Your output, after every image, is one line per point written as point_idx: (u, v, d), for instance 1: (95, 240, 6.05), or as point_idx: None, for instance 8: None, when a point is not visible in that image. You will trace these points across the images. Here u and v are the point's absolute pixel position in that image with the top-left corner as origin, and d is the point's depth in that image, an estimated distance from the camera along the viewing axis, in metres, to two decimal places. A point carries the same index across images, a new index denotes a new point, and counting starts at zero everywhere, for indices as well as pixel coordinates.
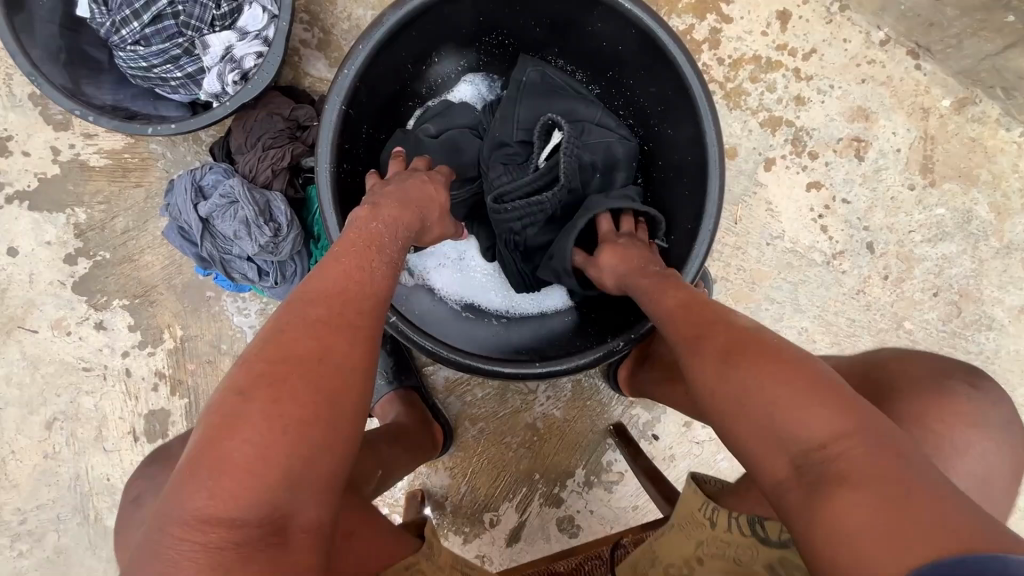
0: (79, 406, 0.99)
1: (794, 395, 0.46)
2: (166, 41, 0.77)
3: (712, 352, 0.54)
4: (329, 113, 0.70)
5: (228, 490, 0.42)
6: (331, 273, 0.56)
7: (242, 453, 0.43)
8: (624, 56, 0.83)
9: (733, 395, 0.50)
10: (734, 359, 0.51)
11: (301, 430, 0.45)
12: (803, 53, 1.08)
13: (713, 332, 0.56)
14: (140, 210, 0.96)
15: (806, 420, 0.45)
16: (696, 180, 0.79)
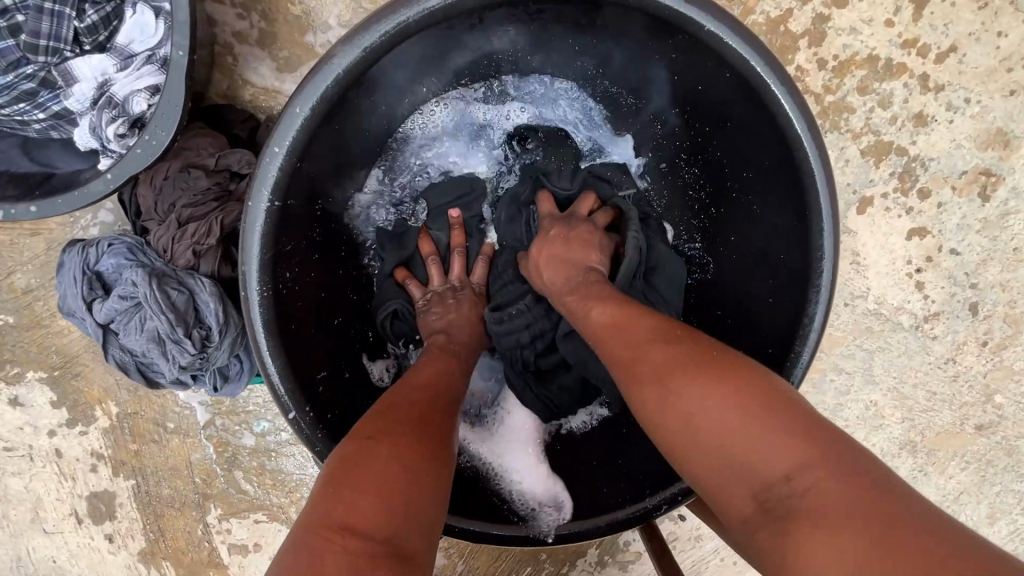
0: (7, 487, 0.84)
1: (741, 416, 0.37)
2: (12, 73, 0.51)
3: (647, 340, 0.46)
4: (253, 208, 0.47)
5: (366, 503, 0.38)
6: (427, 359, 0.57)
7: (361, 475, 0.39)
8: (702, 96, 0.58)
9: (670, 414, 0.40)
10: (675, 378, 0.41)
11: (430, 462, 0.42)
12: (936, 53, 0.78)
13: (665, 339, 0.45)
14: (44, 264, 0.74)
15: (759, 446, 0.36)
16: (785, 292, 0.56)
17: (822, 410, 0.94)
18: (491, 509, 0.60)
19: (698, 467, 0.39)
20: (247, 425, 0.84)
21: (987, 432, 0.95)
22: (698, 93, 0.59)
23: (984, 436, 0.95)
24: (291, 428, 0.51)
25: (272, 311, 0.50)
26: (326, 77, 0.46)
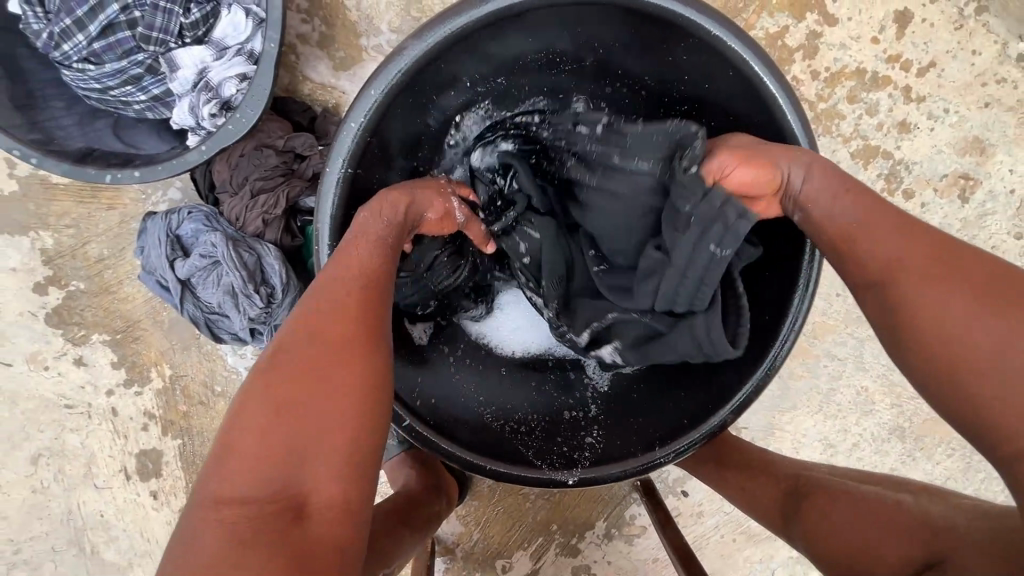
0: (65, 443, 0.91)
1: (996, 310, 0.41)
2: (123, 58, 0.60)
3: (874, 235, 0.47)
4: (330, 176, 0.56)
5: (233, 469, 0.41)
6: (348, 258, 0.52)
7: (259, 440, 0.42)
8: (709, 96, 0.66)
9: (923, 311, 0.43)
10: (940, 267, 0.44)
11: (300, 414, 0.43)
12: (918, 68, 0.87)
13: (906, 228, 0.46)
14: (116, 236, 0.83)
15: (1018, 338, 0.40)
16: (781, 264, 0.64)
17: (817, 394, 1.01)
18: (517, 452, 0.68)
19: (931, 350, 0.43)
20: None
21: None
22: (704, 91, 0.66)
23: None
24: None
25: None
26: (392, 69, 0.55)
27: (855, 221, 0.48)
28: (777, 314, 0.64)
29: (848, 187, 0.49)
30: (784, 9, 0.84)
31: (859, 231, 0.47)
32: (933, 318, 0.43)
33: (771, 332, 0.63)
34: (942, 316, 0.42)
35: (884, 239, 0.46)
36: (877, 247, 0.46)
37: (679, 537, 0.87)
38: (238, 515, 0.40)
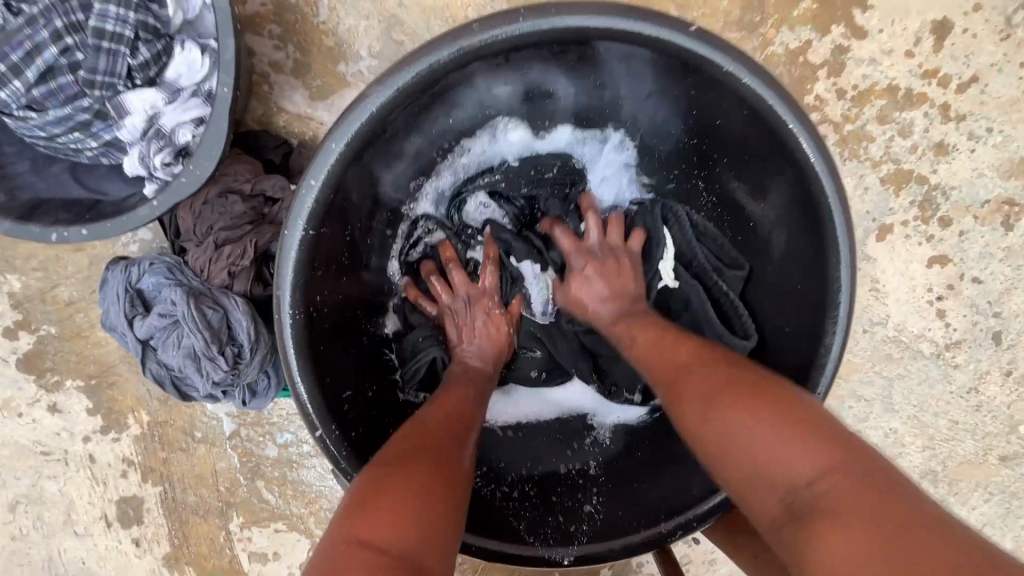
0: (43, 490, 0.87)
1: (764, 427, 0.43)
2: (68, 105, 0.54)
3: (714, 415, 0.46)
4: (290, 238, 0.51)
5: (373, 521, 0.41)
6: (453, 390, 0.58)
7: (389, 503, 0.42)
8: (721, 133, 0.59)
9: (713, 437, 0.45)
10: (713, 394, 0.47)
11: (428, 487, 0.44)
12: (958, 83, 0.78)
13: (699, 363, 0.51)
14: (85, 278, 0.78)
15: (788, 454, 0.41)
16: (804, 320, 0.58)
17: None
18: (505, 523, 0.62)
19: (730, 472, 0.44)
20: (271, 435, 0.86)
21: (1013, 463, 0.94)
22: (713, 127, 0.60)
23: (1008, 467, 0.95)
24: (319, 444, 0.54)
25: (302, 332, 0.53)
26: (357, 121, 0.49)
27: (699, 430, 0.47)
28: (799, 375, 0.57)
29: (659, 338, 0.56)
30: (807, 21, 0.75)
31: (697, 425, 0.47)
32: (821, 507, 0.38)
33: None
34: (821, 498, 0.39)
35: (729, 429, 0.44)
36: (724, 431, 0.45)
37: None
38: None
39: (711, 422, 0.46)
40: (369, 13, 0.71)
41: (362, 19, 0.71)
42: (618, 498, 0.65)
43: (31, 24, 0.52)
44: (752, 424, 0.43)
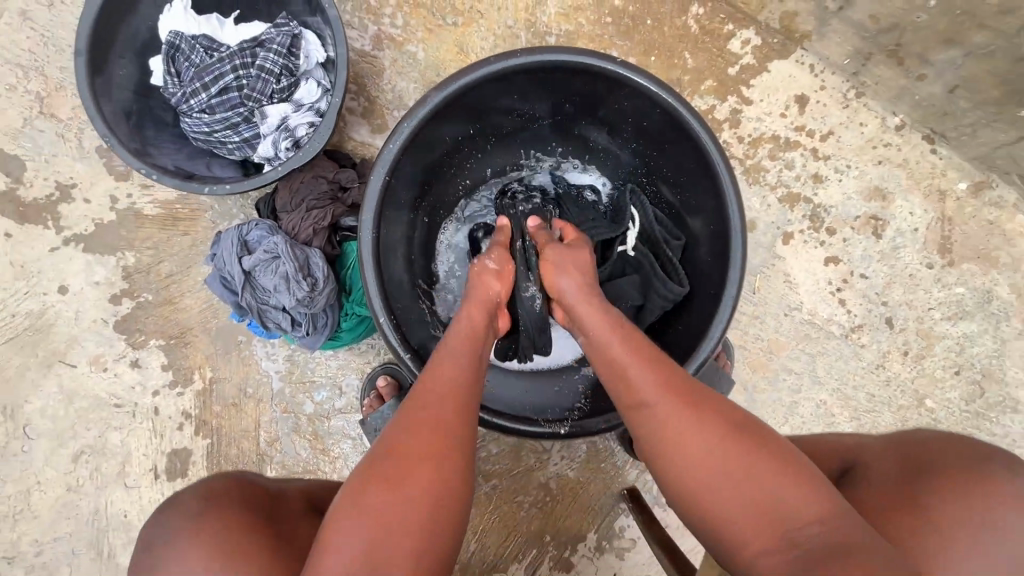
0: (107, 441, 1.02)
1: (771, 472, 0.54)
2: (229, 110, 0.85)
3: (684, 423, 0.59)
4: (374, 183, 0.77)
5: (367, 536, 0.51)
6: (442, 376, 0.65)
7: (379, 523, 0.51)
8: (648, 129, 0.88)
9: (723, 479, 0.55)
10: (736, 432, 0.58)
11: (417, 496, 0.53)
12: (820, 135, 1.13)
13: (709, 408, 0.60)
14: (185, 256, 1.02)
15: (793, 498, 0.52)
16: (718, 248, 0.84)
17: (781, 406, 1.13)
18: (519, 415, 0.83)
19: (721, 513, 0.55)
20: (311, 392, 1.03)
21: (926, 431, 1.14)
22: (643, 126, 0.88)
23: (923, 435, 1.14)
24: (383, 325, 0.76)
25: (376, 250, 0.78)
26: (418, 111, 0.77)
27: (659, 397, 0.61)
28: (719, 290, 0.81)
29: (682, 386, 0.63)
30: (711, 93, 1.11)
31: (666, 412, 0.60)
32: (767, 496, 0.52)
33: (717, 298, 0.81)
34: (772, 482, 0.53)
35: (694, 438, 0.58)
36: (698, 451, 0.57)
37: (664, 535, 1.00)
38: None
39: (685, 434, 0.58)
40: (417, 79, 1.06)
41: (412, 82, 1.05)
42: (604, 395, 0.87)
43: (220, 61, 0.84)
44: (723, 447, 0.56)
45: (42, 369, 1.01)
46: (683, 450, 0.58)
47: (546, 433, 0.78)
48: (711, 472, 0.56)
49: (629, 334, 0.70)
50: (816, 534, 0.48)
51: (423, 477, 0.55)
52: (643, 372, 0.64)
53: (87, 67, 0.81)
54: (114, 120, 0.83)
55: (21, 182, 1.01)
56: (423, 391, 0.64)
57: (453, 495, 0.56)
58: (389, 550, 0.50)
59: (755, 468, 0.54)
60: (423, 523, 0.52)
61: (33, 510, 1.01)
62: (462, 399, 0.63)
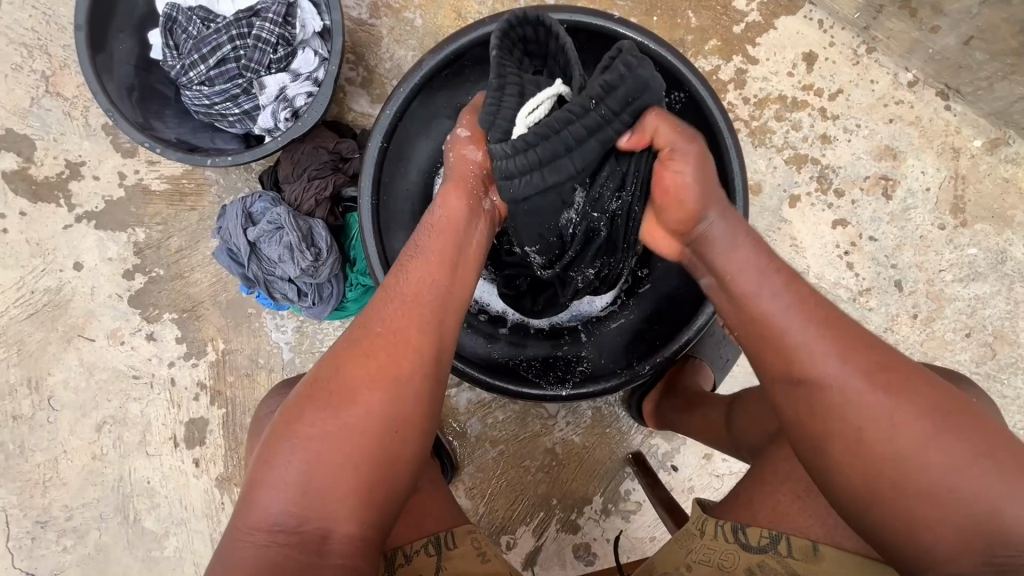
0: (127, 411, 1.06)
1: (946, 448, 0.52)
2: (228, 82, 0.86)
3: (870, 397, 0.54)
4: (371, 150, 0.77)
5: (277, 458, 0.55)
6: (399, 291, 0.64)
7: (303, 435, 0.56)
8: None
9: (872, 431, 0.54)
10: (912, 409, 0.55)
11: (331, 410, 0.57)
12: (829, 93, 1.10)
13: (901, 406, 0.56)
14: (194, 231, 1.04)
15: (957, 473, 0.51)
16: None
17: None
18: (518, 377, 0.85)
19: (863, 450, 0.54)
20: None
21: None
22: None
23: None
24: (385, 290, 0.77)
25: (375, 217, 0.78)
26: (414, 74, 0.77)
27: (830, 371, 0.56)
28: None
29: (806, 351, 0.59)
30: (715, 53, 1.09)
31: (845, 391, 0.55)
32: (915, 475, 0.51)
33: None
34: (940, 476, 0.51)
35: (877, 421, 0.53)
36: (867, 430, 0.53)
37: (666, 495, 1.02)
38: (268, 539, 0.52)
39: (860, 417, 0.54)
40: (415, 48, 1.05)
41: (411, 50, 1.04)
42: (604, 358, 0.89)
43: (217, 32, 0.85)
44: (934, 441, 0.51)
45: (62, 343, 1.05)
46: (825, 429, 0.56)
47: (548, 395, 0.80)
48: (851, 446, 0.54)
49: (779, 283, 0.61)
50: (1000, 538, 0.49)
51: (357, 415, 0.57)
52: (811, 332, 0.57)
53: (87, 43, 0.82)
54: (116, 95, 0.84)
55: (32, 161, 1.03)
56: (358, 326, 0.62)
57: (384, 440, 0.57)
58: (328, 491, 0.54)
59: (933, 453, 0.51)
60: (348, 463, 0.55)
61: (61, 477, 1.06)
62: (408, 334, 0.61)
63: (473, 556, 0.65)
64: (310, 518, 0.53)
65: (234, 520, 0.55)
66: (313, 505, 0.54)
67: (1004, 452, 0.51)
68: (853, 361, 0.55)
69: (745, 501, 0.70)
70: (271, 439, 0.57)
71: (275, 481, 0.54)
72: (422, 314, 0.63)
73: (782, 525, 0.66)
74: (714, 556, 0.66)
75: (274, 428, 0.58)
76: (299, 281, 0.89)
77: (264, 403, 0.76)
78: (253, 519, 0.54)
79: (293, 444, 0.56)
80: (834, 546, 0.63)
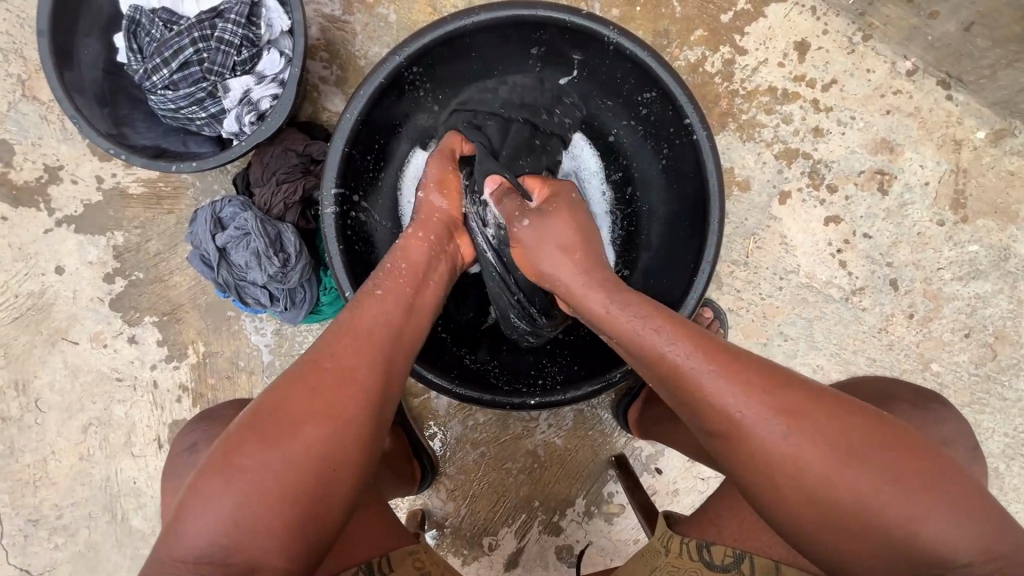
0: (112, 413, 1.07)
1: (869, 471, 0.50)
2: (192, 85, 0.85)
3: (771, 430, 0.52)
4: (333, 155, 0.75)
5: (204, 492, 0.51)
6: (359, 328, 0.61)
7: (235, 464, 0.52)
8: (622, 87, 0.84)
9: (786, 451, 0.52)
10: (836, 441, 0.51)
11: (265, 437, 0.53)
12: (822, 84, 1.06)
13: (841, 428, 0.52)
14: (172, 233, 1.04)
15: (898, 503, 0.49)
16: (697, 213, 0.80)
17: None
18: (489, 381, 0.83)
19: (774, 491, 0.53)
20: None
21: None
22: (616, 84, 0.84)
23: None
24: (347, 298, 0.75)
25: (338, 223, 0.76)
26: (375, 76, 0.74)
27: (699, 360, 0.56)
28: (698, 252, 0.78)
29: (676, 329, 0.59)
30: (701, 43, 1.05)
31: (758, 429, 0.52)
32: (834, 500, 0.50)
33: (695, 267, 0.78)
34: (856, 500, 0.50)
35: (777, 458, 0.52)
36: (782, 472, 0.52)
37: (647, 500, 1.00)
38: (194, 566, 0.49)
39: (767, 459, 0.52)
40: (389, 44, 1.02)
41: (385, 47, 1.02)
42: (577, 365, 0.87)
43: (180, 35, 0.83)
44: (840, 468, 0.50)
45: (48, 347, 1.06)
46: (752, 480, 0.54)
47: (516, 403, 0.79)
48: (769, 486, 0.53)
49: (680, 328, 0.59)
50: (914, 550, 0.49)
51: (303, 444, 0.53)
52: (710, 375, 0.55)
53: (50, 49, 0.81)
54: (81, 101, 0.83)
55: (11, 166, 1.03)
56: (312, 360, 0.58)
57: (334, 474, 0.54)
58: (258, 520, 0.50)
59: (854, 480, 0.50)
60: (288, 488, 0.51)
61: (51, 477, 1.08)
62: (362, 375, 0.58)
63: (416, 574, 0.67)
64: (242, 553, 0.50)
65: (155, 550, 0.51)
66: (248, 533, 0.50)
67: (907, 457, 0.50)
68: (747, 403, 0.53)
69: (710, 518, 0.70)
70: (204, 465, 0.53)
71: (206, 509, 0.50)
72: (376, 354, 0.60)
73: (746, 544, 0.65)
74: (678, 574, 0.66)
75: (211, 457, 0.53)
76: (271, 286, 0.88)
77: (185, 435, 0.78)
78: (176, 547, 0.50)
79: (232, 476, 0.51)
80: (796, 565, 0.63)
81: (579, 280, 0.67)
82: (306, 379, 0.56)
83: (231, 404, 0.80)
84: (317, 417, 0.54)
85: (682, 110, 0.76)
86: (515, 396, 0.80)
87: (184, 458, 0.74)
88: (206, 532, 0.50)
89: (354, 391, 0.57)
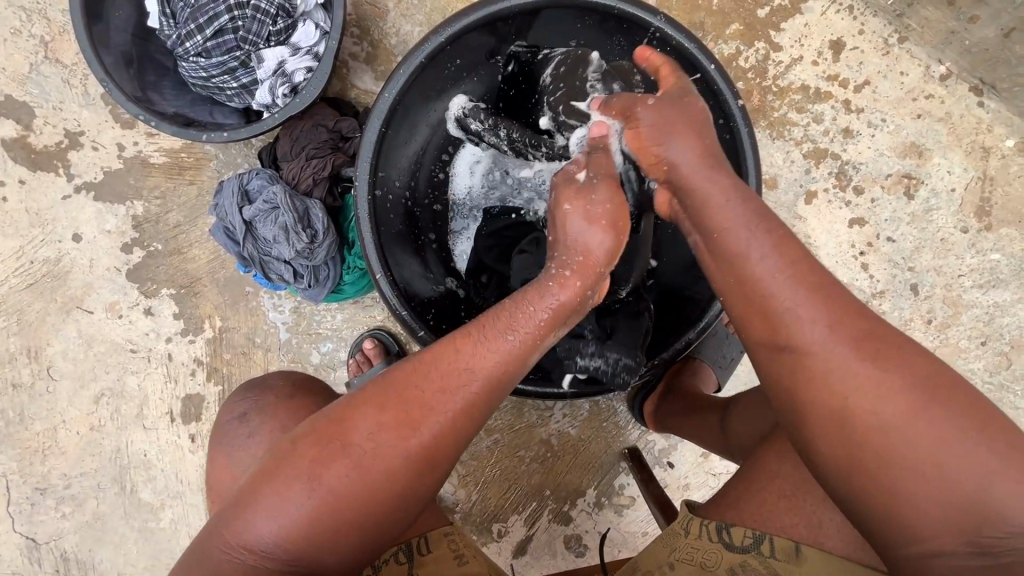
0: (125, 384, 1.06)
1: (946, 430, 0.48)
2: (225, 54, 0.84)
3: (847, 354, 0.52)
4: (369, 133, 0.74)
5: (284, 500, 0.53)
6: (455, 367, 0.57)
7: (318, 476, 0.53)
8: None
9: (862, 382, 0.51)
10: (924, 391, 0.50)
11: (348, 453, 0.54)
12: (854, 85, 1.05)
13: (939, 386, 0.50)
14: (192, 205, 1.03)
15: (970, 465, 0.48)
16: None
17: None
18: None
19: (833, 420, 0.52)
20: (317, 344, 1.04)
21: None
22: None
23: None
24: (379, 279, 0.74)
25: (370, 203, 0.75)
26: (416, 54, 0.73)
27: (784, 279, 0.55)
28: None
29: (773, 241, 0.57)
30: (737, 37, 1.04)
31: (819, 351, 0.53)
32: (899, 447, 0.49)
33: None
34: (927, 451, 0.49)
35: (851, 386, 0.51)
36: (852, 402, 0.51)
37: (660, 492, 1.00)
38: (257, 563, 0.52)
39: (834, 377, 0.52)
40: (422, 23, 1.01)
41: (417, 26, 1.00)
42: None
43: (216, 2, 0.82)
44: (922, 420, 0.49)
45: (62, 315, 1.05)
46: (808, 394, 0.53)
47: (542, 390, 0.78)
48: (821, 411, 0.53)
49: (780, 242, 0.57)
50: (977, 516, 0.48)
51: (380, 474, 0.54)
52: (795, 291, 0.54)
53: (82, 9, 0.79)
54: (112, 65, 0.82)
55: (31, 130, 1.01)
56: (406, 384, 0.56)
57: (402, 506, 0.56)
58: (325, 532, 0.53)
59: (924, 431, 0.49)
60: (359, 512, 0.54)
61: (61, 446, 1.07)
62: (451, 415, 0.56)
63: (450, 557, 0.67)
64: (303, 557, 0.53)
65: (217, 526, 0.55)
66: (310, 543, 0.53)
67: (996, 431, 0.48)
68: (829, 324, 0.53)
69: (730, 500, 0.69)
70: (285, 467, 0.54)
71: (282, 514, 0.53)
72: (475, 400, 0.57)
73: (766, 526, 0.65)
74: (697, 556, 0.67)
75: (292, 457, 0.54)
76: (295, 263, 0.87)
77: (230, 404, 0.78)
78: (245, 537, 0.53)
79: (315, 484, 0.53)
80: (819, 548, 0.63)
81: (704, 176, 0.62)
82: (395, 409, 0.55)
83: (275, 373, 0.80)
84: (396, 453, 0.54)
85: (724, 103, 0.75)
86: (540, 383, 0.79)
87: (230, 425, 0.75)
88: (277, 533, 0.53)
89: (443, 437, 0.56)
